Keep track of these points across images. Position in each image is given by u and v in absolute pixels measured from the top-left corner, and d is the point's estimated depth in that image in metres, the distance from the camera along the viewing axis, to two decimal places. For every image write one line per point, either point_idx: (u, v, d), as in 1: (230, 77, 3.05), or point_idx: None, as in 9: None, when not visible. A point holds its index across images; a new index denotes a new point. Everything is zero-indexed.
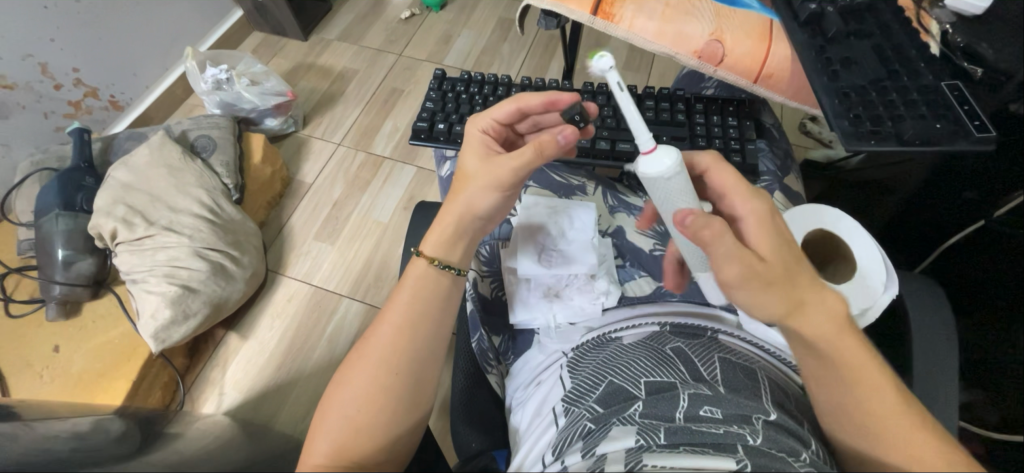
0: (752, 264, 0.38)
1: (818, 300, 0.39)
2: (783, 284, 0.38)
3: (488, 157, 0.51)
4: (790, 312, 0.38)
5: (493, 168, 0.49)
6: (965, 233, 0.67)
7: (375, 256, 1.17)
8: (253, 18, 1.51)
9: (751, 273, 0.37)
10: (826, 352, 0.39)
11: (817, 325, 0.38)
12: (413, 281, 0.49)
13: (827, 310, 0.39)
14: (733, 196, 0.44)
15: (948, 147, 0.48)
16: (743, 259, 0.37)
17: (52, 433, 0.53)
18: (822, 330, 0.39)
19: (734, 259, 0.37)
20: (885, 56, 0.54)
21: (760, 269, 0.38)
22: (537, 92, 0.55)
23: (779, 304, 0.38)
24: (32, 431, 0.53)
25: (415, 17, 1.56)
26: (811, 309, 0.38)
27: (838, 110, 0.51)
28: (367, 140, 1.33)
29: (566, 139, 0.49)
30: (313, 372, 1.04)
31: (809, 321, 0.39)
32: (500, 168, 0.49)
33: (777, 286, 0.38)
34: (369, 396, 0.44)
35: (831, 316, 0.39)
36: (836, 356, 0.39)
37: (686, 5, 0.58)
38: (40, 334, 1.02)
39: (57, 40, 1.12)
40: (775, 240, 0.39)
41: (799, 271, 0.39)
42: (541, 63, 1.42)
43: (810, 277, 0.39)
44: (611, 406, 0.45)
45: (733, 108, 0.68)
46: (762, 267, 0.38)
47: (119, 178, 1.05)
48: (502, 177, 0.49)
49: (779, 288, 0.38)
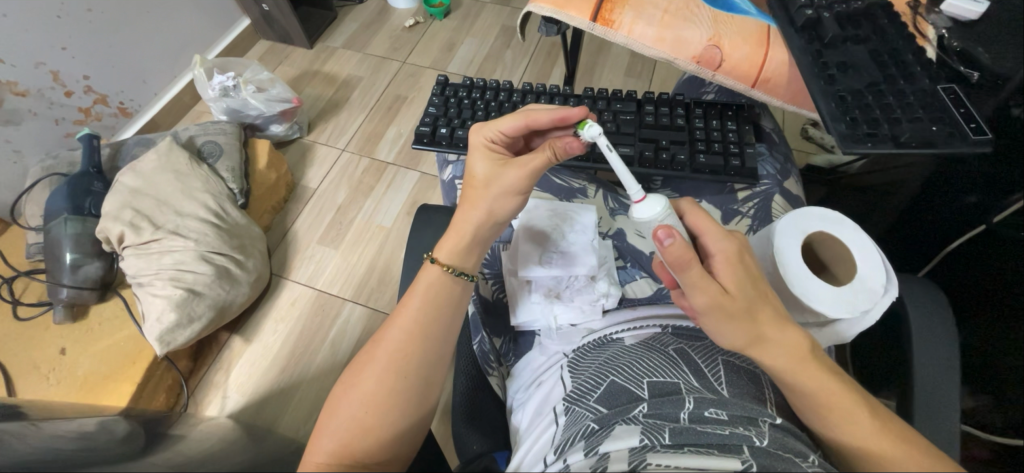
0: (717, 295, 0.41)
1: (779, 337, 0.42)
2: (746, 317, 0.41)
3: (502, 163, 0.52)
4: (748, 343, 0.42)
5: (510, 174, 0.51)
6: (970, 237, 0.66)
7: (378, 260, 1.18)
8: (259, 26, 1.54)
9: (714, 305, 0.41)
10: (799, 367, 0.42)
11: (775, 360, 0.42)
12: (424, 286, 0.50)
13: (786, 347, 0.42)
14: (706, 235, 0.44)
15: (941, 149, 0.49)
16: (708, 289, 0.41)
17: (57, 433, 0.53)
18: (780, 366, 0.42)
19: (700, 287, 0.41)
20: (882, 60, 0.55)
21: (725, 302, 0.41)
22: (544, 109, 0.54)
23: (738, 336, 0.42)
24: (38, 431, 0.54)
25: (419, 25, 1.59)
26: (772, 344, 0.42)
27: (835, 113, 0.52)
28: (371, 146, 1.35)
29: (571, 148, 0.51)
30: (316, 376, 1.05)
31: (769, 353, 0.42)
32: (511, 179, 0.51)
33: (739, 320, 0.41)
34: (374, 396, 0.44)
35: (791, 352, 0.42)
36: (808, 376, 0.42)
37: (684, 11, 0.59)
38: (47, 337, 1.03)
39: (69, 49, 1.15)
40: (740, 279, 0.41)
41: (762, 306, 0.42)
42: (543, 69, 1.43)
43: (772, 314, 0.42)
44: (614, 407, 0.45)
45: (732, 112, 0.69)
46: (727, 300, 0.41)
47: (127, 183, 1.06)
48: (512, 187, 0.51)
49: (740, 320, 0.41)
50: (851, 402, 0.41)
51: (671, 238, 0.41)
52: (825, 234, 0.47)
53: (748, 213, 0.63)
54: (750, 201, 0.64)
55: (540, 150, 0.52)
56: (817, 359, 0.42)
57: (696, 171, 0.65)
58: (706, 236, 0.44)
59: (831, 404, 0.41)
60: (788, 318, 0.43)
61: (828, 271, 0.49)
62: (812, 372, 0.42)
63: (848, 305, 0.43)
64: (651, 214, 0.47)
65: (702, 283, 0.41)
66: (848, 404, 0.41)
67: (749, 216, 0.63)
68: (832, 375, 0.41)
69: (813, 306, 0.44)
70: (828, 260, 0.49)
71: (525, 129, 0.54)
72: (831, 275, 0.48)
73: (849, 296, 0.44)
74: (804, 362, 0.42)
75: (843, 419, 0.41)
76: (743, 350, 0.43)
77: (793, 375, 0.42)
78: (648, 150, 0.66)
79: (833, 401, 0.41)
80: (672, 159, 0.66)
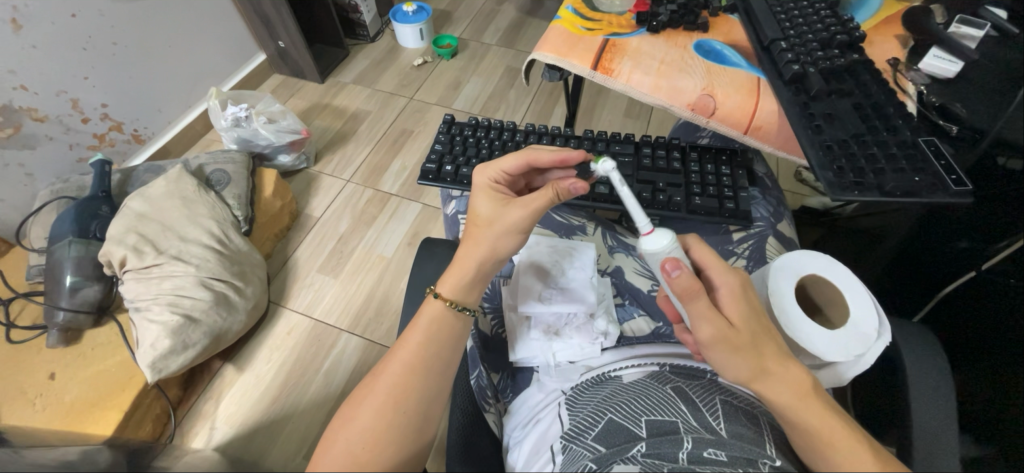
0: (722, 327, 0.42)
1: (783, 372, 0.42)
2: (750, 351, 0.42)
3: (505, 202, 0.54)
4: (752, 377, 0.42)
5: (513, 213, 0.52)
6: (962, 282, 0.67)
7: (377, 290, 1.18)
8: (274, 61, 1.61)
9: (719, 337, 0.42)
10: (796, 409, 0.42)
11: (780, 394, 0.42)
12: (426, 321, 0.50)
13: (789, 381, 0.42)
14: (712, 269, 0.45)
15: (927, 199, 0.50)
16: (714, 321, 0.42)
17: (41, 461, 0.52)
18: (785, 400, 0.42)
19: (705, 319, 0.42)
20: (865, 113, 0.58)
21: (729, 334, 0.42)
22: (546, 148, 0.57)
23: (742, 369, 0.42)
24: (22, 460, 0.52)
25: (427, 64, 1.66)
26: (774, 377, 0.42)
27: (823, 162, 0.54)
28: (376, 177, 1.38)
29: (575, 189, 0.52)
30: (308, 408, 1.03)
31: (770, 388, 0.42)
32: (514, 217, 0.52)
33: (744, 352, 0.42)
34: (373, 431, 0.44)
35: (793, 386, 0.42)
36: (807, 415, 0.41)
37: (679, 62, 0.64)
38: (38, 361, 1.02)
39: (90, 78, 1.19)
40: (744, 310, 0.43)
41: (765, 338, 0.43)
42: (544, 109, 1.49)
43: (775, 349, 0.43)
44: (613, 445, 0.45)
45: (725, 157, 0.72)
46: (731, 332, 0.42)
47: (134, 208, 1.08)
48: (514, 225, 0.52)
49: (746, 353, 0.42)
50: (851, 443, 0.41)
51: (679, 270, 0.43)
52: (819, 276, 0.49)
53: (743, 254, 0.65)
54: (745, 242, 0.66)
55: (544, 190, 0.53)
56: (819, 395, 0.43)
57: (692, 212, 0.67)
58: (711, 270, 0.46)
59: (833, 447, 0.41)
60: (790, 355, 0.44)
61: (821, 312, 0.49)
62: (811, 412, 0.42)
63: (842, 348, 0.44)
64: (658, 246, 0.46)
65: (708, 314, 0.42)
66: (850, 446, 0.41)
67: (744, 257, 0.65)
68: (825, 418, 0.41)
69: (808, 348, 0.44)
70: (821, 302, 0.50)
71: (526, 166, 0.57)
72: (825, 317, 0.49)
73: (843, 339, 0.44)
74: (803, 406, 0.42)
75: (850, 464, 0.40)
76: (749, 384, 0.43)
77: (796, 411, 0.42)
78: (646, 192, 0.68)
79: (837, 444, 0.41)
80: (668, 200, 0.68)
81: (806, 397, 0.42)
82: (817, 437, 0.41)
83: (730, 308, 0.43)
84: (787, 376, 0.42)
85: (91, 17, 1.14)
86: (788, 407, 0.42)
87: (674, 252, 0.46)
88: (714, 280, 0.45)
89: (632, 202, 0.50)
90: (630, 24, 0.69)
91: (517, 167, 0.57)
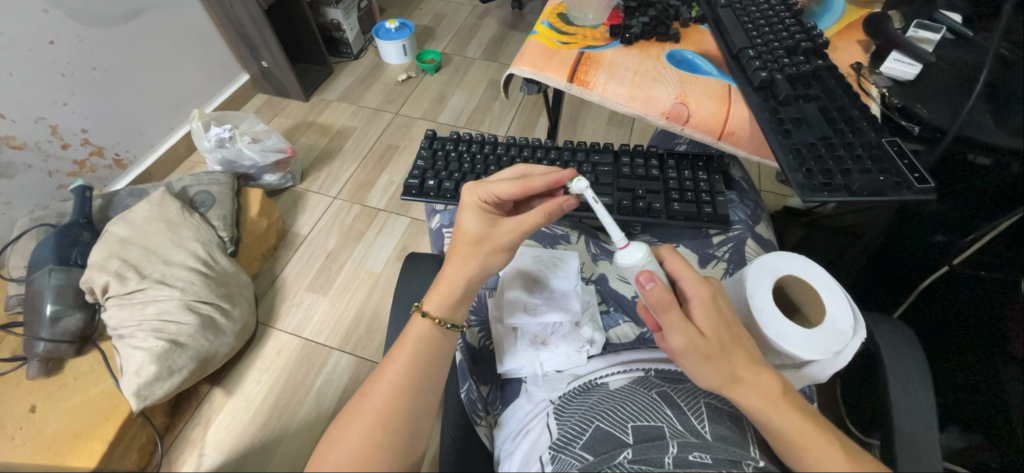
0: (693, 337, 0.43)
1: (754, 378, 0.43)
2: (720, 359, 0.43)
3: (493, 221, 0.54)
4: (724, 384, 0.44)
5: (502, 232, 0.53)
6: (937, 276, 0.69)
7: (367, 306, 1.17)
8: (258, 81, 1.62)
9: (690, 346, 0.44)
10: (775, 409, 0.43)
11: (750, 400, 0.43)
12: (413, 340, 0.50)
13: (761, 387, 0.43)
14: (684, 281, 0.46)
15: (891, 197, 0.53)
16: (685, 331, 0.43)
17: None
18: (755, 405, 0.43)
19: (677, 329, 0.44)
20: (831, 116, 0.60)
21: (700, 344, 0.43)
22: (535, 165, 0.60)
23: (714, 376, 0.44)
24: None
25: (411, 79, 1.68)
26: (747, 384, 0.43)
27: (793, 165, 0.56)
28: (363, 193, 1.38)
29: (567, 206, 0.54)
30: (299, 429, 1.01)
31: (743, 392, 0.44)
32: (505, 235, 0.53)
33: (714, 360, 0.43)
34: (361, 451, 0.43)
35: (763, 392, 0.43)
36: (784, 415, 0.43)
37: (653, 72, 0.66)
38: (17, 394, 0.99)
39: (70, 104, 1.18)
40: (713, 320, 0.44)
41: (739, 345, 0.44)
42: (529, 120, 1.51)
43: (745, 356, 0.44)
44: (600, 454, 0.45)
45: (702, 163, 0.73)
46: (702, 342, 0.43)
47: (116, 233, 1.06)
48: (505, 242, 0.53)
49: (715, 361, 0.43)
50: (823, 443, 0.42)
51: (652, 282, 0.43)
52: (795, 276, 0.50)
53: (723, 257, 0.67)
54: (724, 245, 0.68)
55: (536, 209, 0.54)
56: (791, 397, 0.44)
57: (672, 218, 0.69)
58: (684, 280, 0.47)
59: (806, 448, 0.42)
60: (761, 360, 0.45)
61: (800, 312, 0.51)
62: (784, 412, 0.43)
63: (821, 346, 0.44)
64: (634, 260, 0.47)
65: (678, 325, 0.43)
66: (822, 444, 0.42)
67: (725, 259, 0.66)
68: (798, 413, 0.43)
69: (786, 348, 0.45)
70: (800, 302, 0.51)
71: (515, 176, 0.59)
72: (804, 316, 0.50)
73: (820, 337, 0.45)
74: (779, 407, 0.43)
75: (824, 464, 0.41)
76: (720, 390, 0.45)
77: (766, 415, 0.43)
78: (626, 199, 0.69)
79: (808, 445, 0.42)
80: (648, 207, 0.69)
81: (777, 401, 0.43)
82: (790, 439, 0.42)
83: (700, 318, 0.44)
84: (762, 379, 0.43)
85: (70, 44, 1.14)
86: (759, 411, 0.43)
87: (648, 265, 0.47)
88: (686, 292, 0.46)
89: (608, 219, 0.52)
90: (604, 37, 0.71)
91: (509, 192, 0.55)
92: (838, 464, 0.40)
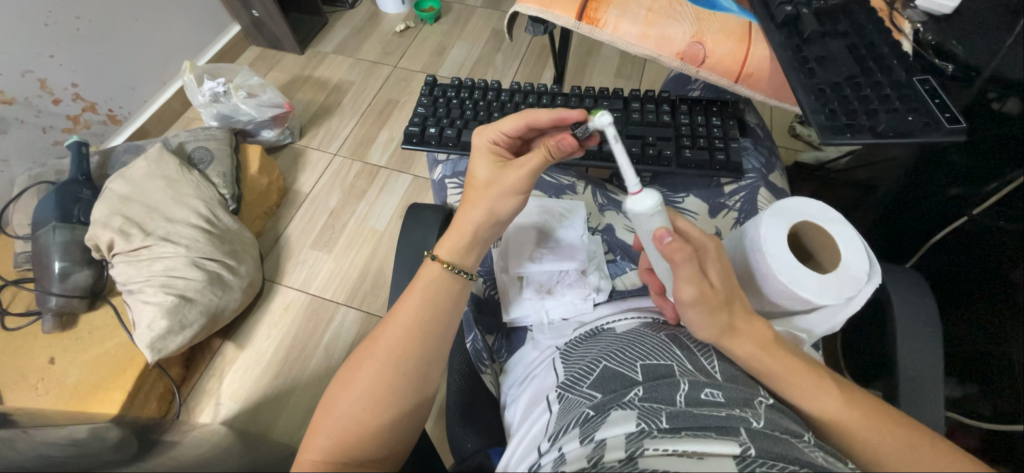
0: (704, 288, 0.42)
1: (747, 327, 0.44)
2: (723, 309, 0.43)
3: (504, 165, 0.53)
4: (721, 333, 0.44)
5: (511, 174, 0.51)
6: (953, 227, 0.67)
7: (371, 263, 1.18)
8: (249, 31, 1.54)
9: (700, 298, 0.42)
10: (767, 356, 0.44)
11: (745, 350, 0.44)
12: (425, 283, 0.49)
13: (749, 340, 0.44)
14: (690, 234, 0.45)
15: (918, 137, 0.51)
16: (698, 282, 0.42)
17: (61, 430, 0.52)
18: (748, 355, 0.44)
19: (690, 281, 0.42)
20: (860, 54, 0.57)
21: (709, 295, 0.42)
22: (545, 110, 0.55)
23: (714, 327, 0.44)
24: (38, 431, 0.52)
25: (409, 29, 1.60)
26: (740, 335, 0.44)
27: (815, 106, 0.54)
28: (363, 150, 1.35)
29: (564, 146, 0.50)
30: (311, 380, 1.04)
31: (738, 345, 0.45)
32: (516, 174, 0.51)
33: (719, 312, 0.43)
34: (372, 394, 0.44)
35: (758, 340, 0.44)
36: (775, 361, 0.44)
37: (667, 9, 0.61)
38: (36, 346, 1.02)
39: (57, 57, 1.14)
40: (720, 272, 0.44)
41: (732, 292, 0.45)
42: (534, 71, 1.44)
43: (743, 306, 0.45)
44: (610, 393, 0.44)
45: (716, 108, 0.71)
46: (711, 292, 0.43)
47: (117, 190, 1.05)
48: (519, 183, 0.51)
49: (720, 312, 0.43)
50: (816, 387, 0.44)
51: (670, 236, 0.42)
52: (812, 223, 0.48)
53: (735, 207, 0.65)
54: (737, 194, 0.66)
55: (536, 151, 0.52)
56: (781, 345, 0.45)
57: (683, 166, 0.67)
58: (688, 233, 0.46)
59: (801, 391, 0.44)
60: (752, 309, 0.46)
61: (814, 259, 0.49)
62: (774, 360, 0.44)
63: (834, 291, 0.43)
64: (643, 209, 0.43)
65: (692, 276, 0.42)
66: (816, 388, 0.44)
67: (736, 209, 0.65)
68: (787, 355, 0.45)
69: (797, 293, 0.44)
70: (814, 250, 0.49)
71: (527, 130, 0.55)
72: (818, 263, 0.49)
73: (834, 283, 0.44)
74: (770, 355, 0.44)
75: (814, 403, 0.43)
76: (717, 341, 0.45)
77: (759, 362, 0.44)
78: (635, 146, 0.68)
79: (798, 389, 0.44)
80: (658, 154, 0.67)
81: (768, 350, 0.44)
82: (783, 382, 0.44)
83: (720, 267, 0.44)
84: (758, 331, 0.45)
85: None
86: (753, 359, 0.44)
87: (660, 217, 0.43)
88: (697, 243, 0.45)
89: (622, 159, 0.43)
90: None
91: (517, 131, 0.55)
92: (830, 403, 0.43)
